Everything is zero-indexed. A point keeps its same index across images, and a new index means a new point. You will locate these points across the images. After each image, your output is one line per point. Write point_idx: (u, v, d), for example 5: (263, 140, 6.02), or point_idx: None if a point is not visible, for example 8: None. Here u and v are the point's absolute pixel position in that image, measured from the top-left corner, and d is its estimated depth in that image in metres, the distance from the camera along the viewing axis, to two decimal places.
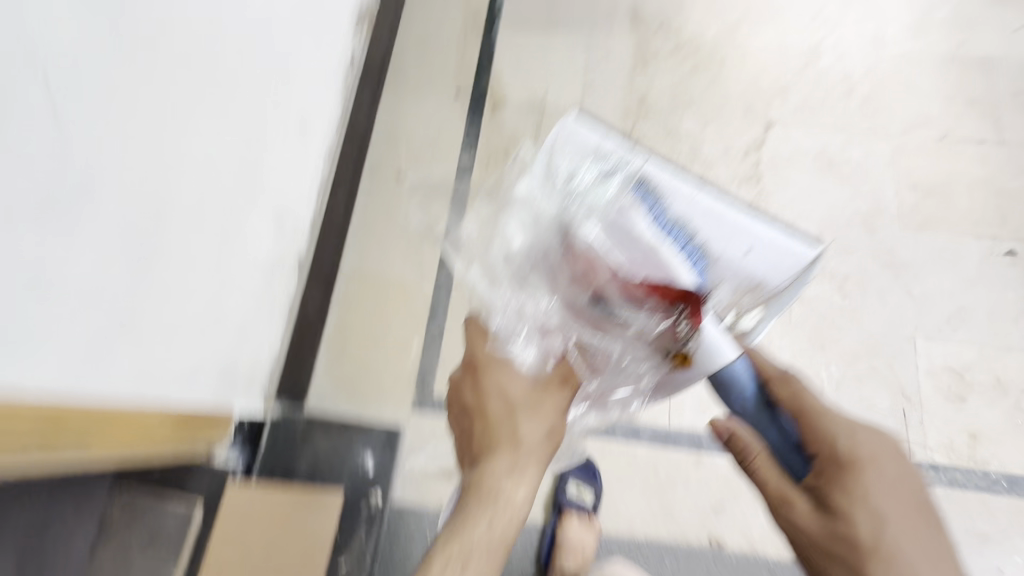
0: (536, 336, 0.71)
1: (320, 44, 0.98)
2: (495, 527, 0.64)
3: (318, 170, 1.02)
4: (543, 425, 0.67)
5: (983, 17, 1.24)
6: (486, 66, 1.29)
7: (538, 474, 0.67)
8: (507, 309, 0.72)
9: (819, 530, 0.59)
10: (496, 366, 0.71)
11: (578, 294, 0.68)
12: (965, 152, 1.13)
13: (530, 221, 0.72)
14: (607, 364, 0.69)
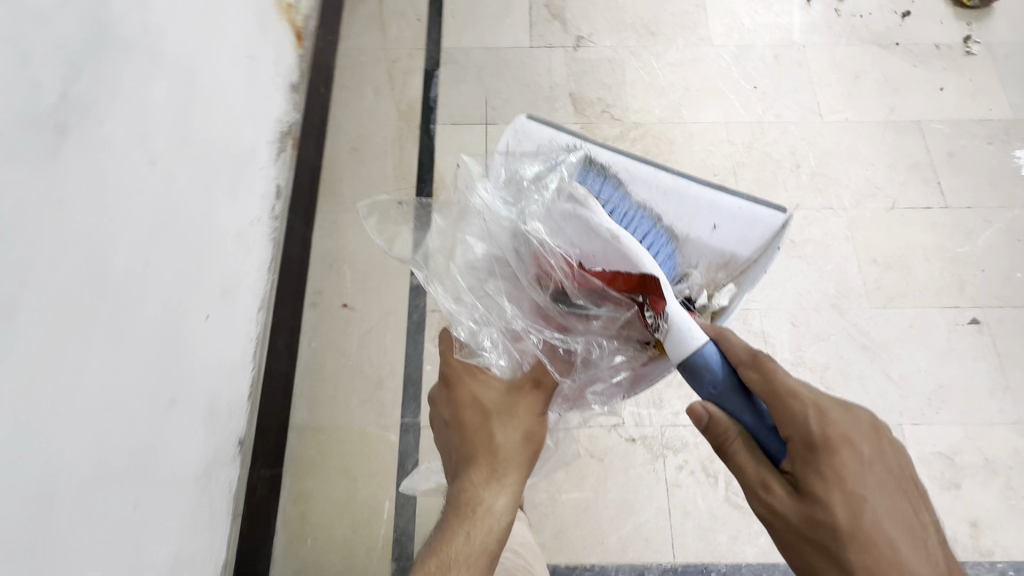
0: (506, 342, 0.71)
1: (238, 188, 0.86)
2: (474, 541, 0.64)
3: (253, 329, 0.89)
4: (517, 429, 0.68)
5: (908, 79, 1.28)
6: (428, 168, 1.20)
7: (519, 482, 0.68)
8: (475, 322, 0.71)
9: (799, 518, 0.51)
10: (467, 374, 0.71)
11: (536, 293, 0.70)
12: (915, 220, 1.14)
13: (488, 228, 0.70)
14: (580, 361, 0.70)
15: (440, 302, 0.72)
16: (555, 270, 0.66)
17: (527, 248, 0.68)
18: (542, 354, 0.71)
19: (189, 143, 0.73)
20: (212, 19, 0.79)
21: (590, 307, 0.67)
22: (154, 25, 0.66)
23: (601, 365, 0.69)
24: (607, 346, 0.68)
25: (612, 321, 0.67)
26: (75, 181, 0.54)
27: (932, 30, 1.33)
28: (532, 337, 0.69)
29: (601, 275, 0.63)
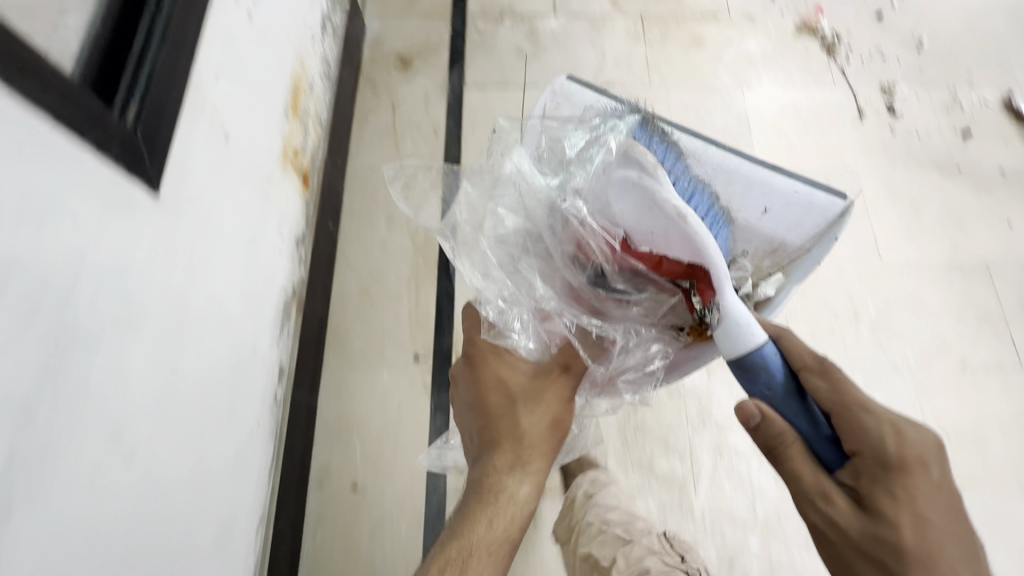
0: (537, 322, 0.73)
1: (235, 403, 0.74)
2: (495, 527, 0.70)
3: (252, 558, 0.78)
4: (544, 417, 0.73)
5: (973, 211, 1.17)
6: (447, 315, 1.08)
7: (543, 469, 0.73)
8: (506, 296, 0.71)
9: (857, 531, 0.51)
10: (495, 355, 0.76)
11: (571, 273, 0.69)
12: (988, 383, 1.04)
13: (526, 201, 0.69)
14: (613, 347, 0.71)
15: (465, 272, 0.72)
16: (594, 249, 0.64)
17: (562, 223, 0.67)
18: (575, 334, 0.72)
19: (176, 396, 0.61)
20: (204, 227, 0.67)
21: (627, 290, 0.67)
22: (132, 287, 0.54)
23: (632, 351, 0.71)
24: (640, 330, 0.69)
25: (650, 308, 0.67)
26: (26, 571, 0.42)
27: (996, 151, 1.22)
28: (568, 314, 0.70)
29: (643, 260, 0.62)
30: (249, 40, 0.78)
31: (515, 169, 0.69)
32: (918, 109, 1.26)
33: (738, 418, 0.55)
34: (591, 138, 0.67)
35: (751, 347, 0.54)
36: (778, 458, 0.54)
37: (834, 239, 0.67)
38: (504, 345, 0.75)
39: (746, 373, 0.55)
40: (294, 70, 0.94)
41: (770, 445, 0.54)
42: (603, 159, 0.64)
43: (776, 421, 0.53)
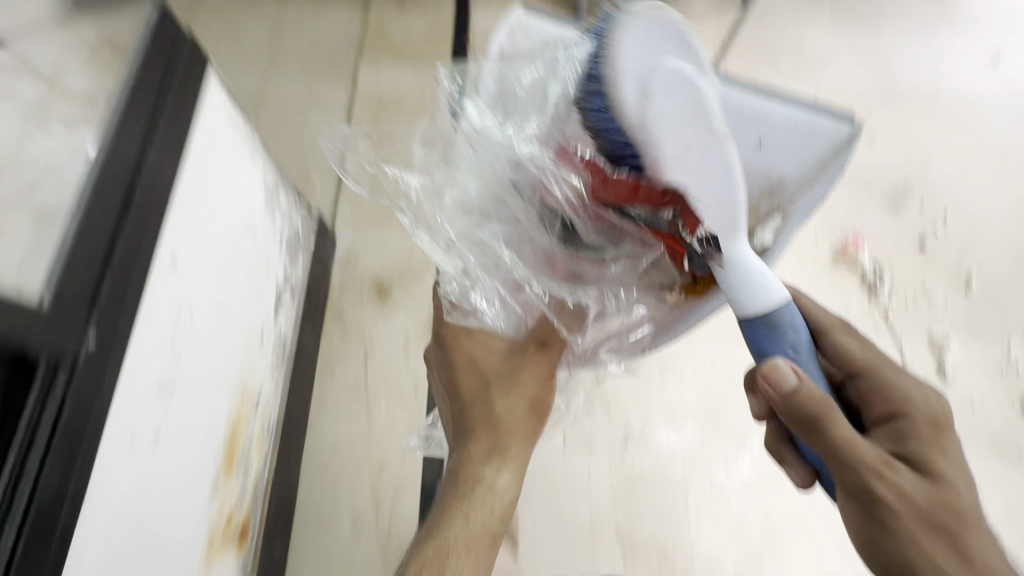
0: (512, 292, 0.74)
1: None
2: (478, 518, 0.70)
3: None
4: (522, 399, 0.75)
5: None
6: None
7: (520, 454, 0.74)
8: (469, 267, 0.73)
9: (923, 499, 0.55)
10: (464, 335, 0.78)
11: (543, 231, 0.71)
12: None
13: (481, 158, 0.70)
14: (590, 314, 0.73)
15: (437, 258, 0.74)
16: (561, 202, 0.66)
17: (530, 189, 0.70)
18: (551, 302, 0.72)
19: None
20: None
21: (600, 245, 0.70)
22: None
23: (613, 305, 0.73)
24: (621, 289, 0.72)
25: (645, 262, 0.70)
26: None
27: None
28: (544, 271, 0.72)
29: (620, 189, 0.60)
30: (159, 465, 0.56)
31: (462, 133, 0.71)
32: (969, 372, 1.11)
33: (768, 382, 0.58)
34: (542, 51, 0.68)
35: (777, 306, 0.61)
36: (825, 445, 0.57)
37: (839, 168, 0.66)
38: (478, 326, 0.78)
39: (769, 333, 0.62)
40: (230, 414, 0.71)
41: (807, 418, 0.57)
42: (547, 96, 0.66)
43: (827, 402, 0.57)
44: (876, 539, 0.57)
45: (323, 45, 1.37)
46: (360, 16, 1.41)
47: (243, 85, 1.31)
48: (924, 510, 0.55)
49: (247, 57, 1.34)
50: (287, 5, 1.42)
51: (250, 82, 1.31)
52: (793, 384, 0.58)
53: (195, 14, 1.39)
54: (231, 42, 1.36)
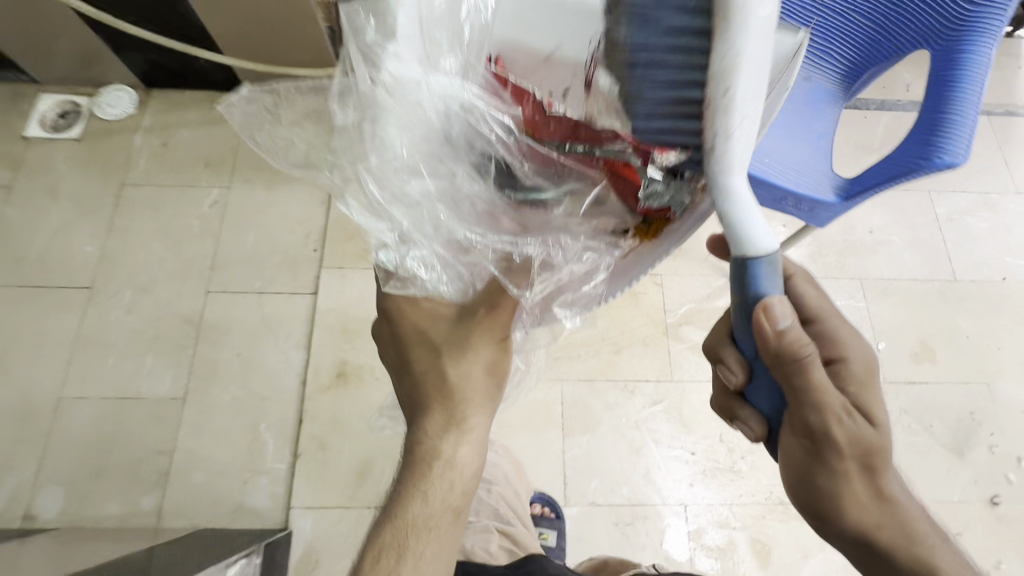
0: (455, 253, 0.43)
1: None
2: (435, 498, 0.52)
3: None
4: (476, 367, 0.49)
5: None
6: None
7: (486, 423, 0.53)
8: (405, 232, 0.42)
9: (852, 451, 0.50)
10: (403, 301, 0.49)
11: (477, 178, 0.39)
12: None
13: (405, 108, 0.38)
14: (542, 268, 0.43)
15: (367, 226, 0.42)
16: (497, 134, 0.38)
17: (465, 136, 0.39)
18: (503, 272, 0.43)
19: None
20: None
21: (547, 184, 0.39)
22: None
23: (566, 266, 0.42)
24: (571, 237, 0.41)
25: (591, 209, 0.39)
26: None
27: None
28: (493, 222, 0.41)
29: (562, 129, 0.37)
30: None
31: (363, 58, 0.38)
32: None
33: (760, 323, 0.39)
34: None
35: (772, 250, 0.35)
36: (794, 387, 0.45)
37: None
38: (415, 295, 0.47)
39: (769, 272, 0.35)
40: None
41: (787, 363, 0.43)
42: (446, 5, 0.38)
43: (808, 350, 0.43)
44: (809, 471, 0.51)
45: (277, 237, 1.13)
46: (322, 199, 1.17)
47: (179, 302, 1.07)
48: (862, 450, 0.50)
49: (184, 259, 1.10)
50: (233, 184, 1.17)
51: (188, 298, 1.08)
52: (788, 325, 0.39)
53: (121, 200, 1.14)
54: (164, 239, 1.11)
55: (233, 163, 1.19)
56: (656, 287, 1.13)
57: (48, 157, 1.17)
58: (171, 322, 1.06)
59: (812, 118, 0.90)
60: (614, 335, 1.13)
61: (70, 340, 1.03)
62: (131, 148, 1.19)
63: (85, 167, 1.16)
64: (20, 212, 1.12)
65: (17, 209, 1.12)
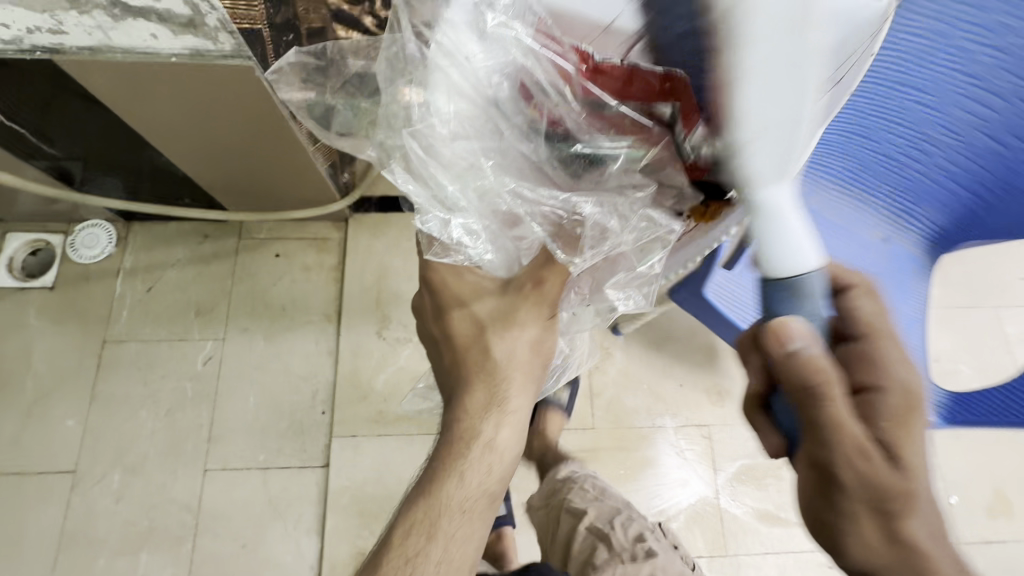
0: (505, 225, 0.45)
1: None
2: (471, 479, 0.51)
3: None
4: (521, 344, 0.49)
5: None
6: None
7: (527, 402, 0.52)
8: (448, 197, 0.43)
9: (878, 493, 0.43)
10: (450, 272, 0.50)
11: (526, 139, 0.41)
12: None
13: (457, 66, 0.39)
14: (595, 235, 0.44)
15: (414, 197, 0.44)
16: (547, 91, 0.38)
17: (511, 95, 0.39)
18: (552, 234, 0.45)
19: None
20: None
21: (607, 141, 0.39)
22: None
23: (617, 231, 0.44)
24: (636, 202, 0.42)
25: (652, 163, 0.40)
26: None
27: None
28: (547, 186, 0.42)
29: (611, 82, 0.36)
30: None
31: (421, 28, 0.41)
32: None
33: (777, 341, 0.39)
34: None
35: (803, 270, 0.38)
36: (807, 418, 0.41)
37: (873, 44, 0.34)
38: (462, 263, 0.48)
39: (791, 298, 0.39)
40: None
41: (799, 387, 0.41)
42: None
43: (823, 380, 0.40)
44: (814, 504, 0.46)
45: (281, 397, 1.02)
46: (328, 348, 1.05)
47: (173, 486, 0.96)
48: (878, 493, 0.43)
49: (176, 431, 0.99)
50: (229, 335, 1.05)
51: (183, 481, 0.96)
52: (799, 347, 0.39)
53: (105, 362, 1.02)
54: (154, 410, 1.00)
55: (227, 310, 1.07)
56: (704, 439, 1.03)
57: (21, 315, 1.04)
58: (166, 511, 0.95)
59: (896, 296, 0.78)
60: (652, 491, 1.00)
61: (53, 539, 0.92)
62: (113, 298, 1.06)
63: (62, 324, 1.04)
64: None
65: None
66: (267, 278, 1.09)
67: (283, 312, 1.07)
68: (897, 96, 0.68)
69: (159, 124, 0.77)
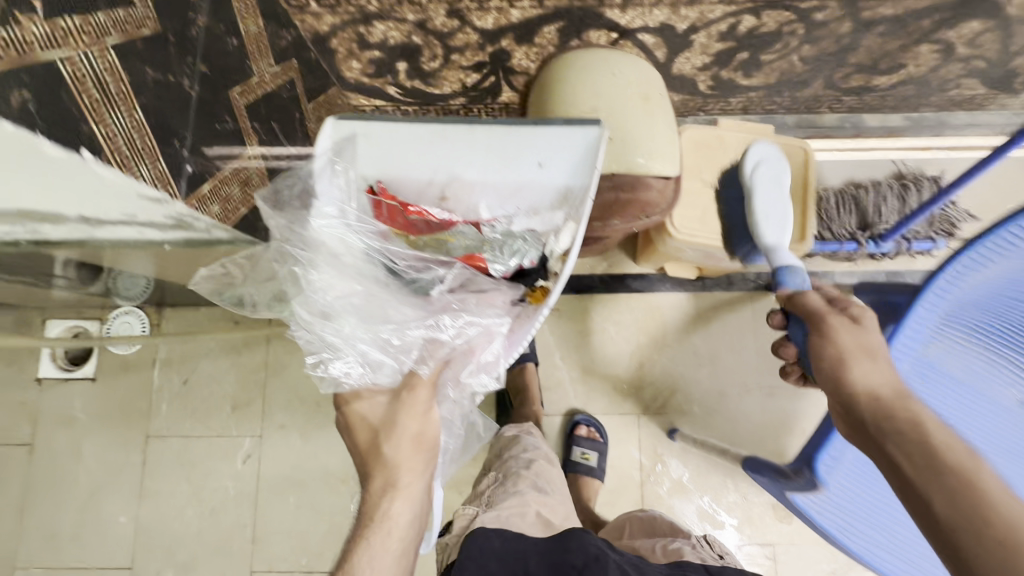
0: (375, 351, 0.53)
1: None
2: (376, 555, 0.45)
3: None
4: (403, 438, 0.50)
5: None
6: None
7: (423, 485, 0.49)
8: (333, 340, 0.52)
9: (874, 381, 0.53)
10: (349, 397, 0.53)
11: (374, 281, 0.55)
12: None
13: (324, 246, 0.54)
14: (444, 344, 0.55)
15: (307, 345, 0.52)
16: (386, 249, 0.56)
17: (360, 256, 0.55)
18: (411, 351, 0.54)
19: None
20: None
21: (427, 274, 0.57)
22: None
23: (449, 338, 0.55)
24: (460, 310, 0.56)
25: (457, 284, 0.57)
26: None
27: None
28: (395, 312, 0.54)
29: (433, 224, 0.59)
30: None
31: (289, 230, 0.54)
32: None
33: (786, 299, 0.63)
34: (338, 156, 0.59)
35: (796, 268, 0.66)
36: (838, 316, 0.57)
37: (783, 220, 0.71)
38: (352, 391, 0.53)
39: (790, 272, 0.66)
40: None
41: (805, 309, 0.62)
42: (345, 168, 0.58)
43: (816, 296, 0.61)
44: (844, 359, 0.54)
45: (319, 496, 1.01)
46: None
47: None
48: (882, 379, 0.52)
49: (220, 527, 1.00)
50: (266, 433, 1.03)
51: None
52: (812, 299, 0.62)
53: (150, 459, 1.03)
54: (199, 508, 1.00)
55: (263, 405, 1.04)
56: (768, 560, 0.93)
57: (69, 409, 1.05)
58: None
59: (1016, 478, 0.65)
60: None
61: None
62: (152, 390, 1.05)
63: (107, 418, 1.05)
64: (47, 483, 1.03)
65: (45, 475, 1.04)
66: (300, 370, 1.04)
67: (319, 407, 1.03)
68: (1000, 270, 0.61)
69: (162, 269, 0.70)
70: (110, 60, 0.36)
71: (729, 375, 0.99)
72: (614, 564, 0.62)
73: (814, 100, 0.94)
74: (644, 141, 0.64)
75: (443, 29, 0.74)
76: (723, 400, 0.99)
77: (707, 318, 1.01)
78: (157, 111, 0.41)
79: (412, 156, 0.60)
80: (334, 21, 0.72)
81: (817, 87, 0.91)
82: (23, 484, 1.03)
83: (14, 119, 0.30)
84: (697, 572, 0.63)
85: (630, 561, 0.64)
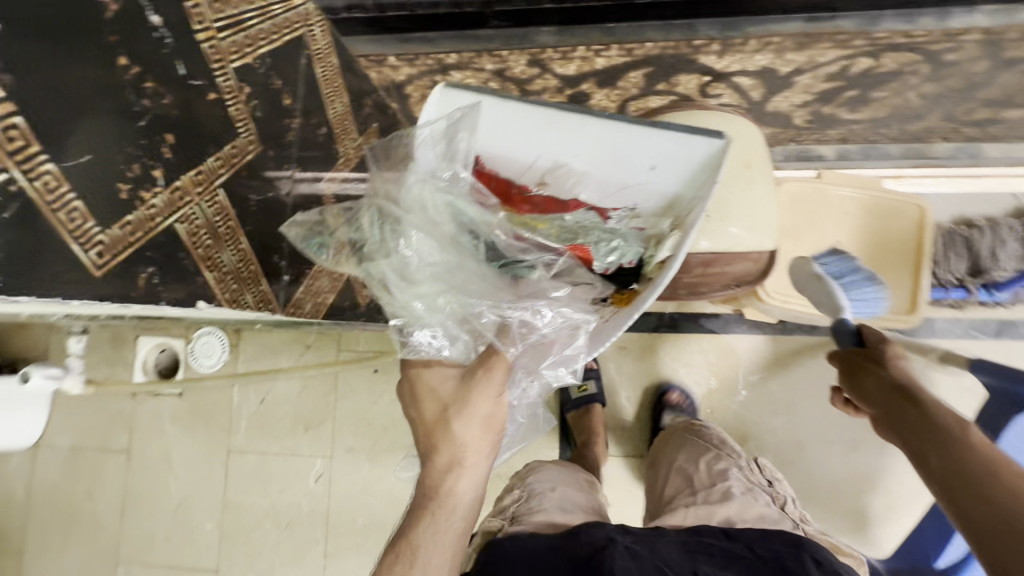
0: (459, 320, 0.50)
1: None
2: (440, 532, 0.46)
3: None
4: (473, 421, 0.47)
5: None
6: None
7: (486, 468, 0.48)
8: (416, 309, 0.49)
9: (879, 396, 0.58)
10: (419, 368, 0.50)
11: (471, 255, 0.52)
12: None
13: (418, 206, 0.49)
14: (528, 334, 0.51)
15: (389, 303, 0.50)
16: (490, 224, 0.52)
17: (459, 222, 0.51)
18: (496, 329, 0.51)
19: None
20: None
21: (531, 257, 0.54)
22: None
23: (541, 327, 0.51)
24: (555, 300, 0.53)
25: (558, 274, 0.55)
26: None
27: None
28: (485, 288, 0.51)
29: (540, 207, 0.57)
30: None
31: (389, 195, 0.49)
32: None
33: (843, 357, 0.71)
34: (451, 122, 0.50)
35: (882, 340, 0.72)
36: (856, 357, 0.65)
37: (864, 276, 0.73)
38: (423, 360, 0.50)
39: None
40: None
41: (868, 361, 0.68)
42: (458, 137, 0.50)
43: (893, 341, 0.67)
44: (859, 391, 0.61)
45: (384, 520, 1.04)
46: None
47: None
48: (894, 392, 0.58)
49: (295, 541, 1.06)
50: (336, 455, 1.07)
51: None
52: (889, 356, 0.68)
53: (231, 471, 1.10)
54: (277, 521, 1.07)
55: (333, 429, 1.08)
56: None
57: (160, 421, 1.14)
58: None
59: None
60: None
61: None
62: (232, 408, 1.11)
63: (194, 431, 1.12)
64: (143, 488, 1.13)
65: (141, 479, 1.13)
66: (368, 397, 1.07)
67: (385, 433, 1.06)
68: None
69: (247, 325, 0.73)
70: (218, 200, 0.44)
71: (808, 426, 0.94)
72: (622, 548, 0.57)
73: (929, 132, 0.84)
74: (740, 209, 0.60)
75: (522, 76, 0.70)
76: (800, 452, 0.93)
77: (787, 363, 0.95)
78: (252, 224, 0.50)
79: (522, 136, 0.53)
80: (410, 71, 0.68)
81: (933, 119, 0.81)
82: (123, 487, 1.14)
83: (142, 296, 0.39)
84: (714, 537, 0.61)
85: (638, 540, 0.60)
